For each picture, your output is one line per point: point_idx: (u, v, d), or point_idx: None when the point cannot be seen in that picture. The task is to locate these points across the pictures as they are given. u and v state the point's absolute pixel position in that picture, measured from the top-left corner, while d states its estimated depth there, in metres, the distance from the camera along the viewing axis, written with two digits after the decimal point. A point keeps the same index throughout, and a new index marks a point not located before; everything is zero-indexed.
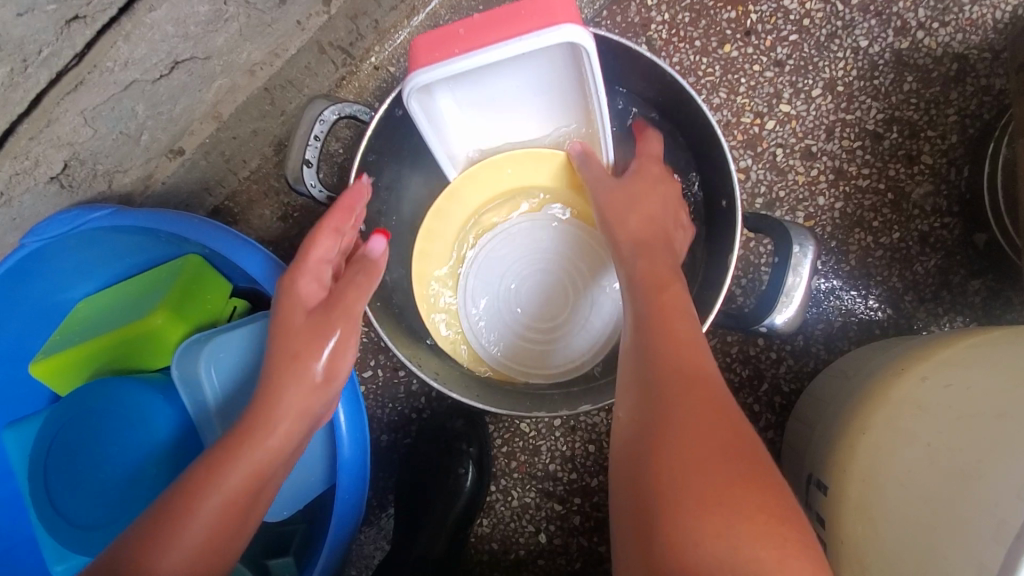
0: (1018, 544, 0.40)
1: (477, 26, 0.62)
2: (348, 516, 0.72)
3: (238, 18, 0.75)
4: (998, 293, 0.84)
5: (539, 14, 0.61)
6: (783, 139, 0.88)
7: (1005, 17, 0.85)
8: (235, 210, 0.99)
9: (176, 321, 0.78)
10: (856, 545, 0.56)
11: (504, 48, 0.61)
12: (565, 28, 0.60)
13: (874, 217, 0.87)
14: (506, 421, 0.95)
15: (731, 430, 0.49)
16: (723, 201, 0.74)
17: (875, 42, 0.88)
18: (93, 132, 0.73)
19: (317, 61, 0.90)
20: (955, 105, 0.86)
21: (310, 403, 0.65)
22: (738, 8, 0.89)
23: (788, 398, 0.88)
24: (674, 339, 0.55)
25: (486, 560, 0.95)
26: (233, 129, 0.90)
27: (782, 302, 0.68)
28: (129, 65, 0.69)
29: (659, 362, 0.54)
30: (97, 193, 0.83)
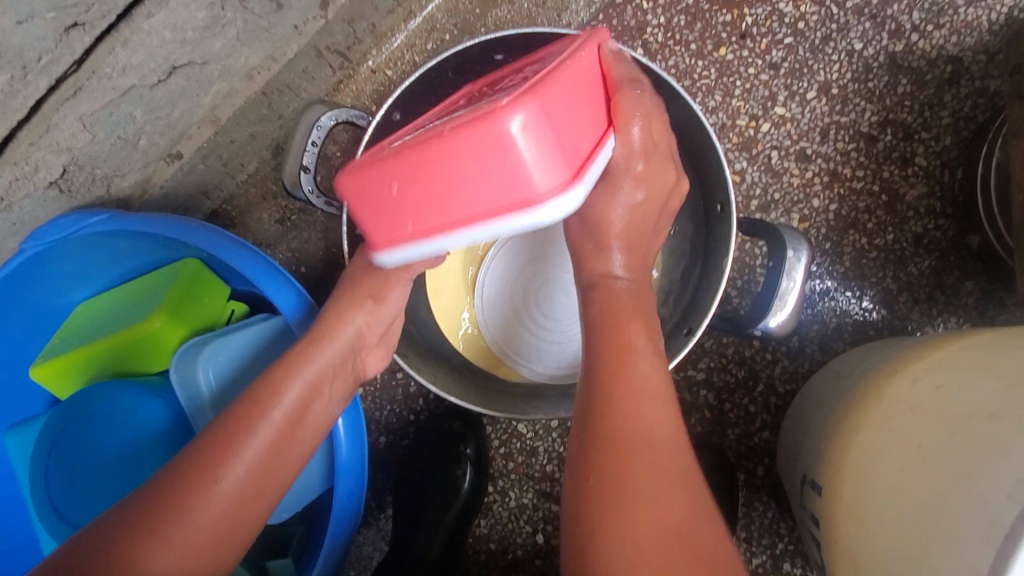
0: (1007, 545, 0.41)
1: (412, 173, 0.49)
2: (346, 519, 0.73)
3: (236, 23, 0.76)
4: (992, 294, 0.85)
5: (499, 161, 0.46)
6: (778, 141, 0.89)
7: (999, 19, 0.86)
8: (233, 213, 0.99)
9: (175, 324, 0.79)
10: (849, 546, 0.56)
11: (468, 234, 0.49)
12: (551, 203, 0.47)
13: (869, 219, 0.88)
14: (504, 422, 0.95)
15: (677, 473, 0.51)
16: (718, 204, 0.74)
17: (869, 45, 0.88)
18: (91, 137, 0.74)
19: (315, 64, 0.91)
20: (949, 107, 0.87)
21: (361, 333, 0.68)
22: (734, 11, 0.90)
23: (783, 399, 0.88)
24: (629, 373, 0.55)
25: (484, 561, 0.96)
26: (231, 133, 0.91)
27: (776, 305, 0.68)
28: (128, 71, 0.69)
29: (605, 407, 0.54)
30: (96, 197, 0.83)
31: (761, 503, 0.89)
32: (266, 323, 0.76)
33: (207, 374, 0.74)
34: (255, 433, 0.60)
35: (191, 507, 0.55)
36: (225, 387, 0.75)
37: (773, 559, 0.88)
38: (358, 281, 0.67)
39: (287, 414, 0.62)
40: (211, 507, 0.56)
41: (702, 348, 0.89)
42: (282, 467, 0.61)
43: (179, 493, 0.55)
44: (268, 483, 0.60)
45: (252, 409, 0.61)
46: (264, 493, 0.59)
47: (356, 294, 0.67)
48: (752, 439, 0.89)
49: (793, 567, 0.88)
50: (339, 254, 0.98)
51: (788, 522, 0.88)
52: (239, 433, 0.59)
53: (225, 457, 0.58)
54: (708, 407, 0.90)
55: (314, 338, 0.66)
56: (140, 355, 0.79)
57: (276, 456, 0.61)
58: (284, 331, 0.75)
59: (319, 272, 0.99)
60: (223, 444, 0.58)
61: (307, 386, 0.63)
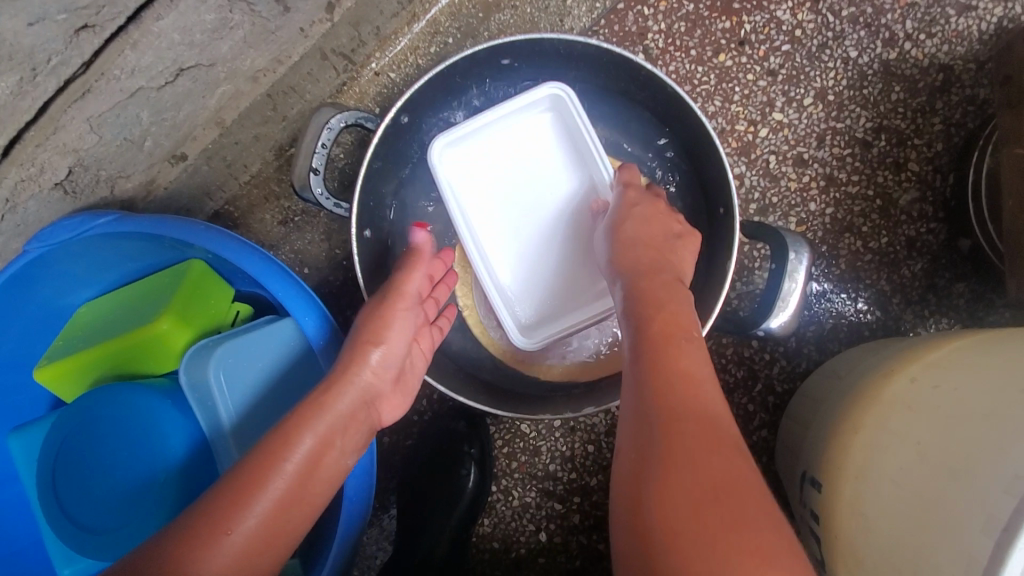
0: (1005, 538, 0.42)
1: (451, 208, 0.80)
2: (356, 520, 0.73)
3: (243, 25, 0.76)
4: (982, 296, 0.87)
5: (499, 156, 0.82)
6: (776, 146, 0.91)
7: (989, 29, 0.88)
8: (236, 214, 0.99)
9: (180, 326, 0.79)
10: (851, 541, 0.58)
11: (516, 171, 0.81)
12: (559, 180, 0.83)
13: (863, 223, 0.90)
14: (507, 422, 0.96)
15: (739, 500, 0.49)
16: (720, 209, 0.76)
17: (864, 53, 0.91)
18: (98, 139, 0.74)
19: (319, 67, 0.91)
20: (941, 114, 0.90)
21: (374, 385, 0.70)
22: (733, 18, 0.92)
23: (781, 398, 0.91)
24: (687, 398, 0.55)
25: (487, 559, 0.97)
26: (234, 135, 0.91)
27: (777, 308, 0.70)
28: (136, 73, 0.70)
29: (653, 444, 0.53)
30: (100, 198, 0.83)
31: None
32: (274, 324, 0.76)
33: (217, 378, 0.73)
34: (270, 480, 0.62)
35: (206, 554, 0.57)
36: (235, 392, 0.74)
37: None
38: (374, 325, 0.71)
39: (298, 466, 0.64)
40: (221, 557, 0.58)
41: None
42: (295, 517, 0.63)
43: (202, 540, 0.58)
44: (284, 528, 0.62)
45: (270, 456, 0.63)
46: (276, 543, 0.61)
47: (358, 342, 0.70)
48: (751, 437, 0.91)
49: None
50: (342, 255, 0.99)
51: (787, 518, 0.90)
52: (252, 483, 0.61)
53: (240, 509, 0.60)
54: None
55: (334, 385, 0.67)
56: (146, 357, 0.79)
57: (282, 510, 0.62)
58: (289, 331, 0.75)
59: (322, 273, 0.99)
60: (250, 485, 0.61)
61: (318, 439, 0.65)
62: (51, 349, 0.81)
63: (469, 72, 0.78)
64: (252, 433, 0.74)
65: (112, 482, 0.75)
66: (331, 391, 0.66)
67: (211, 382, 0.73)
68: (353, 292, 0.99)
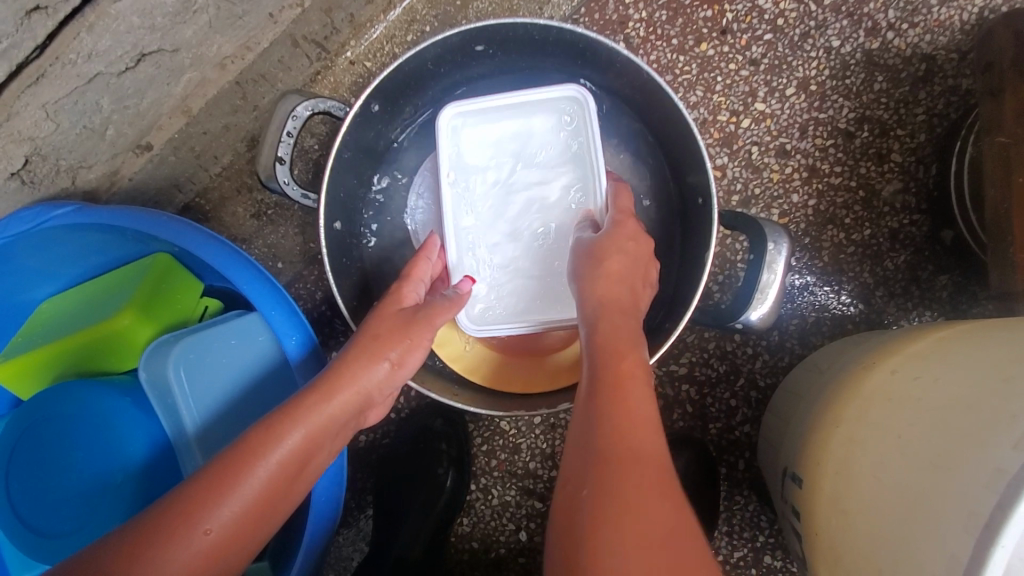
0: (987, 535, 0.41)
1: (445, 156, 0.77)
2: (326, 520, 0.71)
3: (207, 9, 0.73)
4: (965, 288, 0.86)
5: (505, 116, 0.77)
6: (758, 137, 0.90)
7: (971, 19, 0.87)
8: (207, 207, 0.96)
9: (144, 321, 0.76)
10: (832, 539, 0.57)
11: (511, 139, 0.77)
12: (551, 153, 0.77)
13: (846, 215, 0.89)
14: (486, 419, 0.94)
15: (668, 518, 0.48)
16: (700, 198, 0.74)
17: (847, 42, 0.89)
18: (55, 127, 0.71)
19: (291, 55, 0.88)
20: (924, 104, 0.88)
21: (371, 397, 0.63)
22: (715, 7, 0.90)
23: (763, 392, 0.89)
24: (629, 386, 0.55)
25: (466, 559, 0.95)
26: (203, 124, 0.88)
27: (756, 300, 0.68)
28: (93, 57, 0.67)
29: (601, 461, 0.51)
30: (60, 189, 0.80)
31: (743, 497, 0.90)
32: (240, 319, 0.73)
33: (178, 374, 0.71)
34: (254, 470, 0.55)
35: (173, 548, 0.50)
36: (197, 390, 0.71)
37: (754, 552, 0.89)
38: (379, 330, 0.64)
39: (283, 463, 0.56)
40: (190, 553, 0.50)
41: (684, 343, 0.89)
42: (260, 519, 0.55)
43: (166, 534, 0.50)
44: (253, 526, 0.55)
45: (254, 446, 0.56)
46: (245, 543, 0.54)
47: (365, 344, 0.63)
48: (734, 432, 0.90)
49: (774, 559, 0.89)
50: (317, 249, 0.96)
51: (769, 515, 0.89)
52: (234, 472, 0.54)
53: (216, 500, 0.53)
54: (690, 402, 0.90)
55: (329, 381, 0.60)
56: (109, 354, 0.76)
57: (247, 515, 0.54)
58: (256, 326, 0.72)
59: (296, 267, 0.96)
60: (229, 471, 0.54)
61: (307, 437, 0.58)
62: (9, 347, 0.78)
63: (443, 60, 0.76)
64: (219, 434, 0.71)
65: (67, 484, 0.72)
66: (326, 392, 0.60)
67: (171, 379, 0.70)
68: (328, 287, 0.96)
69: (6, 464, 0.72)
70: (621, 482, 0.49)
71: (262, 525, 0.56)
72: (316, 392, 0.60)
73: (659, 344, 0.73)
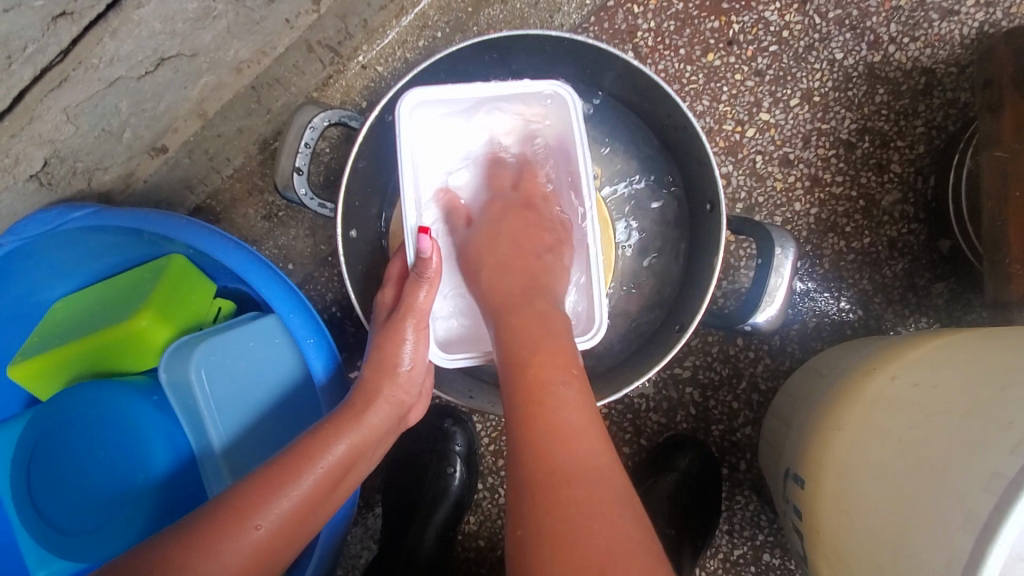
0: (985, 534, 0.43)
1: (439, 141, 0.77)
2: (344, 517, 0.73)
3: (227, 15, 0.74)
4: (960, 295, 0.89)
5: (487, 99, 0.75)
6: (762, 146, 0.92)
7: (971, 34, 0.90)
8: (218, 209, 0.97)
9: (161, 323, 0.77)
10: (834, 536, 0.59)
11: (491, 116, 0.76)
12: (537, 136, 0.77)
13: (847, 223, 0.91)
14: (494, 419, 0.96)
15: (595, 497, 0.51)
16: (708, 204, 0.76)
17: (849, 55, 0.92)
18: (75, 130, 0.71)
19: (305, 59, 0.89)
20: (923, 117, 0.91)
21: (402, 400, 0.68)
22: (721, 18, 0.92)
23: (765, 395, 0.92)
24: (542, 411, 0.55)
25: (473, 557, 0.97)
26: (217, 127, 0.89)
27: (765, 302, 0.70)
28: (115, 62, 0.68)
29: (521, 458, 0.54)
30: (76, 191, 0.81)
31: (743, 496, 0.92)
32: (257, 322, 0.74)
33: (200, 376, 0.72)
34: (299, 479, 0.59)
35: (224, 545, 0.54)
36: (219, 393, 0.72)
37: (754, 550, 0.92)
38: (382, 349, 0.66)
39: (332, 469, 0.61)
40: (242, 550, 0.55)
41: (688, 347, 0.92)
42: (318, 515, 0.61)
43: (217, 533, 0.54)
44: (297, 532, 0.59)
45: (306, 456, 0.60)
46: (296, 540, 0.59)
47: (383, 366, 0.66)
48: (736, 434, 0.92)
49: (773, 557, 0.91)
50: (327, 251, 0.97)
51: (769, 514, 0.92)
52: (283, 480, 0.59)
53: (266, 505, 0.57)
54: (693, 404, 0.92)
55: (363, 402, 0.65)
56: (125, 355, 0.77)
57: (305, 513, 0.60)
58: (273, 329, 0.74)
59: (307, 269, 0.98)
60: (281, 478, 0.59)
61: (353, 447, 0.63)
62: (24, 347, 0.79)
63: (454, 70, 0.76)
64: (240, 435, 0.73)
65: (88, 483, 0.73)
66: (366, 408, 0.65)
67: (192, 380, 0.71)
68: (338, 288, 0.97)
69: (24, 463, 0.73)
70: (551, 499, 0.51)
71: (302, 532, 0.60)
72: (358, 408, 0.65)
73: (668, 346, 0.75)
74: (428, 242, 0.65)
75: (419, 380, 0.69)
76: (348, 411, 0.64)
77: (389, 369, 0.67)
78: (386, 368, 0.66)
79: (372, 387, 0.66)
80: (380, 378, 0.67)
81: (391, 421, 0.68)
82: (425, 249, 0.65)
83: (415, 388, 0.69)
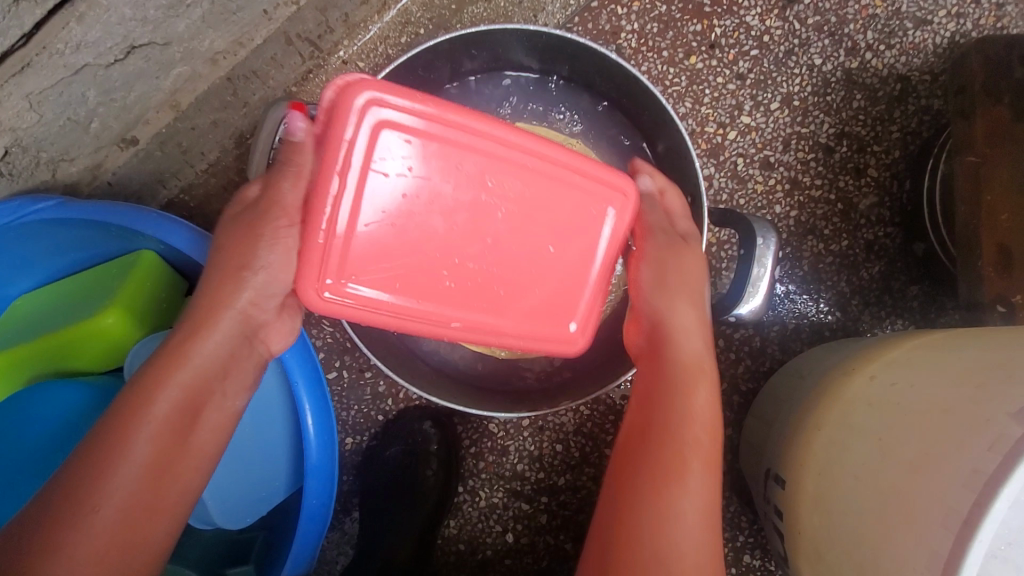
0: (966, 532, 0.43)
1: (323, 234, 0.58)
2: (319, 519, 0.71)
3: (202, 4, 0.72)
4: (934, 298, 0.91)
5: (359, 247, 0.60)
6: (743, 149, 0.93)
7: (944, 43, 0.92)
8: (192, 204, 0.93)
9: (130, 320, 0.73)
10: (815, 535, 0.59)
11: None
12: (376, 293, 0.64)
13: (825, 226, 0.92)
14: (474, 421, 0.95)
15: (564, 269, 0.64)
16: (689, 199, 0.75)
17: (828, 61, 0.93)
18: (38, 118, 0.68)
19: (284, 52, 0.87)
20: (898, 122, 0.93)
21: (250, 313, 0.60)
22: (704, 21, 0.93)
23: (745, 397, 0.92)
24: (664, 494, 0.60)
25: (452, 562, 0.95)
26: (191, 120, 0.86)
27: (748, 295, 0.69)
28: (82, 48, 0.65)
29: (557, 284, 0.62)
30: (40, 182, 0.78)
31: (724, 497, 0.92)
32: None
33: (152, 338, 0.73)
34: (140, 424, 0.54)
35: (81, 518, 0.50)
36: None
37: (734, 551, 0.92)
38: (228, 249, 0.59)
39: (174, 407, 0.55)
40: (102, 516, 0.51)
41: None
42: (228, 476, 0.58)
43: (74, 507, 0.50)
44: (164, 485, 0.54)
45: (138, 398, 0.54)
46: (160, 496, 0.54)
47: (230, 272, 0.59)
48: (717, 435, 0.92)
49: (753, 559, 0.91)
50: None
51: (750, 515, 0.92)
52: (120, 431, 0.53)
53: (108, 462, 0.52)
54: None
55: (199, 318, 0.58)
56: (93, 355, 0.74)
57: (177, 452, 0.55)
58: None
59: None
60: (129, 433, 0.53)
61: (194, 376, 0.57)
62: None
63: (435, 65, 0.75)
64: None
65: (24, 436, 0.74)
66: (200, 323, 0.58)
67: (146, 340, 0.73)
68: None
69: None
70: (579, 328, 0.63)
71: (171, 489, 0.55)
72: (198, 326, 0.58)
73: None
74: (301, 125, 0.57)
75: (272, 300, 0.61)
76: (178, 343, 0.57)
77: (231, 275, 0.59)
78: (228, 271, 0.59)
79: (209, 299, 0.59)
80: (215, 294, 0.59)
81: (241, 341, 0.60)
82: (293, 130, 0.57)
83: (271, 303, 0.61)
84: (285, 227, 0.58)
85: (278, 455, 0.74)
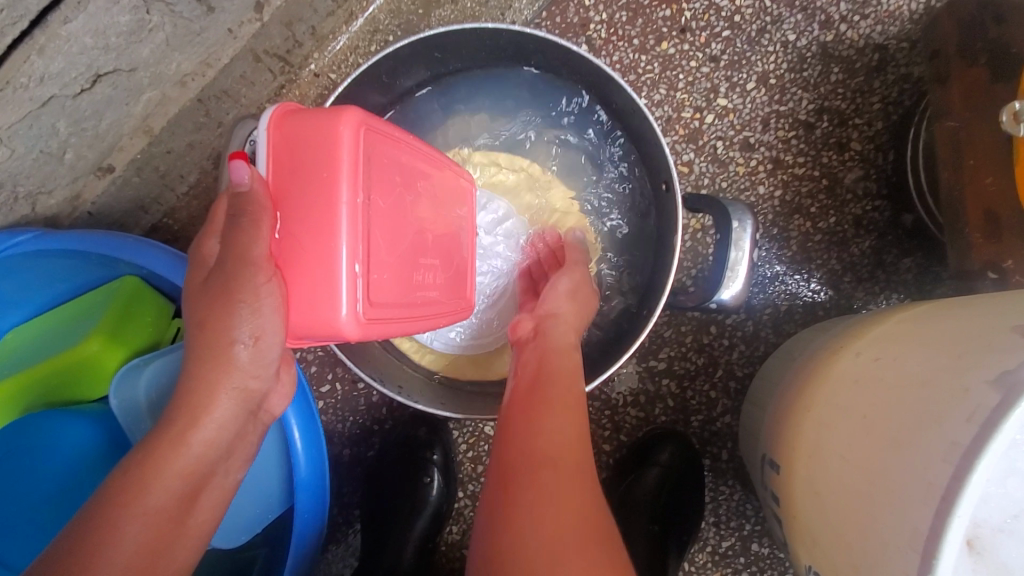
0: (946, 506, 0.42)
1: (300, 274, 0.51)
2: (312, 532, 0.71)
3: (164, 27, 0.72)
4: (928, 269, 0.89)
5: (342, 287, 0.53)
6: (722, 132, 0.91)
7: (920, 8, 0.90)
8: (175, 227, 0.95)
9: (111, 347, 0.76)
10: (808, 520, 0.58)
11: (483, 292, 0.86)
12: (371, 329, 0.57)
13: (811, 204, 0.91)
14: (470, 425, 0.94)
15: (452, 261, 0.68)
16: (663, 184, 0.74)
17: (802, 36, 0.92)
18: (10, 152, 0.69)
19: (253, 69, 0.87)
20: (879, 93, 0.91)
21: (248, 387, 0.57)
22: (673, 6, 0.92)
23: (742, 382, 0.90)
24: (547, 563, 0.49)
25: (458, 567, 0.94)
26: (166, 143, 0.86)
27: (728, 278, 0.68)
28: (46, 80, 0.65)
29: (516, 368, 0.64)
30: (19, 217, 0.78)
31: (727, 487, 0.91)
32: None
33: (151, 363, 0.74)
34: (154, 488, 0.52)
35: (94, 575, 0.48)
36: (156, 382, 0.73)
37: (741, 541, 0.90)
38: (206, 322, 0.53)
39: (187, 483, 0.54)
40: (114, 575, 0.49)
41: (662, 338, 0.91)
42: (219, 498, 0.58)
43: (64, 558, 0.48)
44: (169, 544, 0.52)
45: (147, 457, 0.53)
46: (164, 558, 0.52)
47: (217, 346, 0.54)
48: (715, 423, 0.91)
49: (761, 546, 0.90)
50: None
51: (754, 503, 0.90)
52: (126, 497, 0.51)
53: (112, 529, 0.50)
54: (671, 396, 0.91)
55: (194, 399, 0.55)
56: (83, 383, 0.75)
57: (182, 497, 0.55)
58: None
59: None
60: (118, 483, 0.52)
61: (202, 460, 0.55)
62: None
63: (398, 71, 0.75)
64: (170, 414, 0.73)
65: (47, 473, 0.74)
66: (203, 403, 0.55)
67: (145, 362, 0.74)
68: None
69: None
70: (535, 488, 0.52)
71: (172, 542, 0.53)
72: (196, 407, 0.55)
73: (635, 332, 0.73)
74: (248, 172, 0.49)
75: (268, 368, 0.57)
76: (179, 420, 0.54)
77: (216, 351, 0.54)
78: (217, 345, 0.54)
79: (193, 378, 0.54)
80: (207, 372, 0.54)
81: (242, 415, 0.58)
82: (243, 180, 0.49)
83: (267, 371, 0.57)
84: (263, 284, 0.50)
85: (269, 472, 0.74)
